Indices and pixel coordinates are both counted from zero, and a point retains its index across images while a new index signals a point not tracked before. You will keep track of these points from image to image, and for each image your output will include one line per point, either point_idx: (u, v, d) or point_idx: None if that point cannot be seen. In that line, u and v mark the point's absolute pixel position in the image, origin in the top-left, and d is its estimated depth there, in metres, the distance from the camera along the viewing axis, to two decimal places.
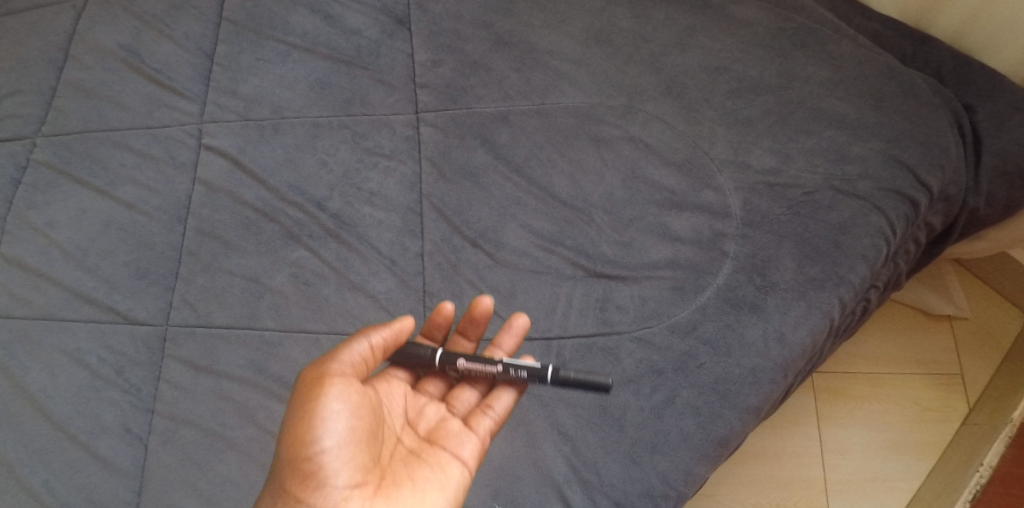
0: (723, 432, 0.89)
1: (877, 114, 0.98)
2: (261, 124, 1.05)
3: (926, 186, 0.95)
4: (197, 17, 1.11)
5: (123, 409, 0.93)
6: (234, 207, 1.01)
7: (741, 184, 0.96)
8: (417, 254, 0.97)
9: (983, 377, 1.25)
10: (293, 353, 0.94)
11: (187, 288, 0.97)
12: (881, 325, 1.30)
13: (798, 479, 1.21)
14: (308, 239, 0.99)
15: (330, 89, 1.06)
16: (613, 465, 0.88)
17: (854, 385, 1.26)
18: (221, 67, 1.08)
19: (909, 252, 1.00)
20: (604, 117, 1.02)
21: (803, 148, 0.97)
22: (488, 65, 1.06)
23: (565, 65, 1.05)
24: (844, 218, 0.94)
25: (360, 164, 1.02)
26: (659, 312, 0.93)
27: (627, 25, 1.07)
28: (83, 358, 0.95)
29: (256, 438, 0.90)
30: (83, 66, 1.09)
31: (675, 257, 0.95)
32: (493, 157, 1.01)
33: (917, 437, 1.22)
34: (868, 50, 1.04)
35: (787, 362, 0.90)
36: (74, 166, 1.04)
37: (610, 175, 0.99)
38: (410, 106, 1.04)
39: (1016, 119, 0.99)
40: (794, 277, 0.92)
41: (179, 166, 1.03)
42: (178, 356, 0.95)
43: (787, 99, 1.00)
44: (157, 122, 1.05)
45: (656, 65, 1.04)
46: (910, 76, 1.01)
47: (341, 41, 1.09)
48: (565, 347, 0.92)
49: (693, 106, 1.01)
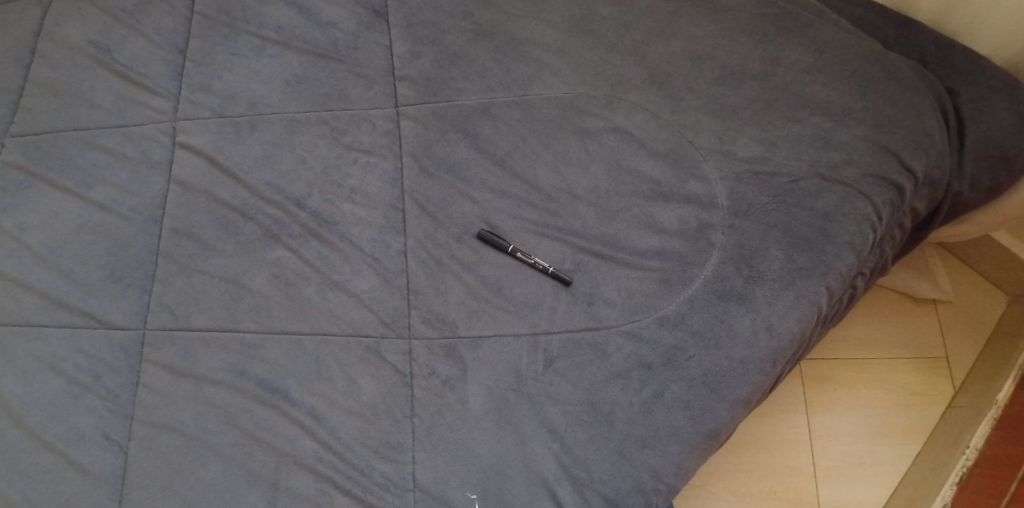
0: (713, 425, 0.89)
1: (862, 99, 0.97)
2: (236, 121, 1.02)
3: (911, 171, 0.94)
4: (168, 10, 1.08)
5: (102, 416, 0.91)
6: (211, 207, 0.99)
7: (727, 174, 0.96)
8: (400, 252, 0.96)
9: (968, 358, 1.26)
10: (274, 355, 0.93)
11: (165, 291, 0.95)
12: (867, 308, 1.31)
13: (788, 465, 1.22)
14: (288, 238, 0.97)
15: (307, 84, 1.04)
16: (603, 461, 0.88)
17: (842, 369, 1.27)
18: (194, 62, 1.05)
19: (895, 238, 1.00)
20: (587, 108, 1.00)
21: (788, 136, 0.96)
22: (468, 57, 1.04)
23: (547, 55, 1.03)
24: (830, 205, 0.93)
25: (339, 160, 1.00)
26: (647, 306, 0.93)
27: (609, 13, 1.05)
28: (58, 364, 0.93)
29: (239, 443, 0.90)
30: (50, 63, 1.05)
31: (662, 249, 0.94)
32: (476, 151, 1.00)
33: (905, 420, 1.23)
34: (851, 34, 1.02)
35: (776, 353, 0.90)
36: (44, 167, 1.00)
37: (594, 167, 0.98)
38: (390, 99, 1.02)
39: (998, 101, 0.98)
40: (781, 267, 0.92)
41: (153, 165, 1.00)
42: (158, 361, 0.93)
43: (771, 86, 0.99)
44: (129, 120, 1.02)
45: (638, 53, 1.02)
46: (893, 60, 1.00)
47: (318, 34, 1.06)
48: (553, 343, 0.92)
49: (677, 95, 1.00)
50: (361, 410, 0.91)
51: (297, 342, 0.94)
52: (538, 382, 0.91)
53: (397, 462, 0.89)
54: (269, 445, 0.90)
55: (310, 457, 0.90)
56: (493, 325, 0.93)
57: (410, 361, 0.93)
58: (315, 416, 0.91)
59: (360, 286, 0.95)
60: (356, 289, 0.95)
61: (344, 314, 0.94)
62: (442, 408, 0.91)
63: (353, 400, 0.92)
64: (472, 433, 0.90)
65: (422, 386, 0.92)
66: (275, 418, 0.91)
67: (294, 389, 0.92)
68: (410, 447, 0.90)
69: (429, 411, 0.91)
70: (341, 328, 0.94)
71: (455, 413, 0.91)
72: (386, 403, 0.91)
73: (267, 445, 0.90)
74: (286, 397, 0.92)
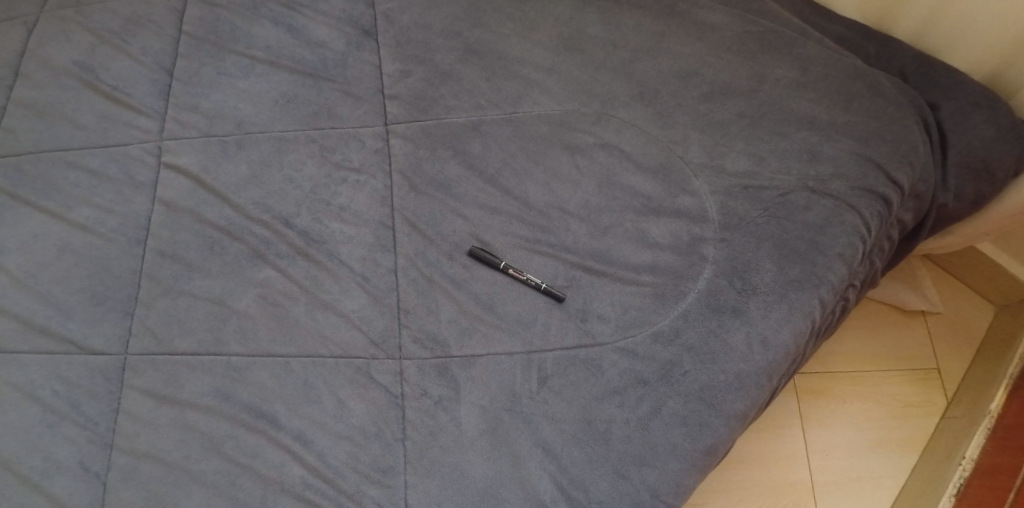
0: (711, 440, 0.88)
1: (846, 114, 0.99)
2: (224, 140, 1.01)
3: (897, 183, 0.96)
4: (155, 31, 1.07)
5: (80, 445, 0.88)
6: (197, 227, 0.97)
7: (717, 188, 0.96)
8: (390, 270, 0.95)
9: (959, 371, 1.26)
10: (261, 378, 0.91)
11: (148, 313, 0.93)
12: (857, 325, 1.31)
13: (785, 483, 1.20)
14: (276, 258, 0.95)
15: (295, 103, 1.03)
16: (600, 481, 0.86)
17: (834, 385, 1.27)
18: (181, 82, 1.04)
19: (884, 250, 1.01)
20: (577, 124, 1.01)
21: (776, 150, 0.97)
22: (457, 75, 1.04)
23: (536, 73, 1.04)
24: (821, 217, 0.94)
25: (328, 179, 0.99)
26: (641, 320, 0.92)
27: (596, 32, 1.06)
28: (34, 392, 0.90)
29: (224, 471, 0.87)
30: (33, 84, 1.04)
31: (655, 263, 0.94)
32: (466, 168, 0.99)
33: (898, 435, 1.22)
34: (834, 52, 1.04)
35: (771, 365, 0.90)
36: (25, 188, 0.98)
37: (585, 182, 0.98)
38: (379, 118, 1.02)
39: (978, 115, 1.00)
40: (774, 279, 0.92)
41: (137, 185, 0.99)
42: (139, 386, 0.90)
43: (758, 101, 1.00)
44: (114, 140, 1.01)
45: (627, 71, 1.03)
46: (875, 76, 1.02)
47: (306, 54, 1.06)
48: (547, 361, 0.91)
49: (665, 111, 1.00)
50: (351, 433, 0.89)
51: (285, 364, 0.91)
52: (532, 401, 0.89)
53: (388, 487, 0.87)
54: (255, 473, 0.87)
55: (298, 484, 0.87)
56: (485, 343, 0.92)
57: (401, 382, 0.90)
58: (303, 441, 0.88)
59: (349, 306, 0.93)
60: (345, 309, 0.93)
61: (333, 334, 0.92)
62: (434, 430, 0.89)
63: (343, 423, 0.89)
64: (466, 456, 0.87)
65: (413, 407, 0.89)
66: (262, 443, 0.88)
67: (282, 414, 0.89)
68: (402, 471, 0.87)
69: (421, 433, 0.88)
70: (331, 350, 0.92)
71: (448, 434, 0.88)
72: (377, 426, 0.89)
73: (253, 472, 0.87)
74: (274, 422, 0.89)
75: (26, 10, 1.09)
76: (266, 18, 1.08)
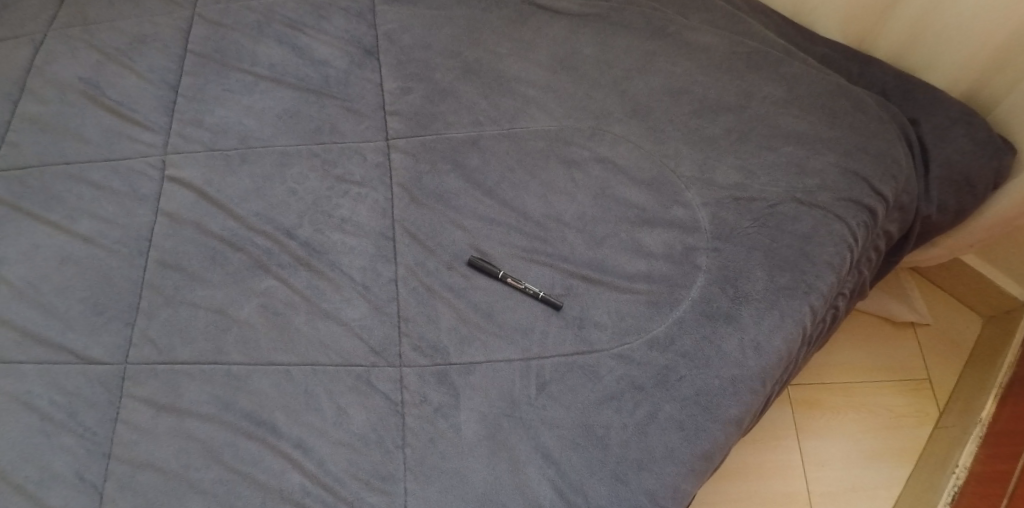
0: (708, 445, 0.89)
1: (831, 129, 1.03)
2: (227, 155, 1.03)
3: (881, 194, 0.99)
4: (161, 49, 1.10)
5: (77, 455, 0.87)
6: (200, 239, 0.98)
7: (709, 199, 0.99)
8: (390, 279, 0.96)
9: (948, 382, 1.29)
10: (261, 386, 0.91)
11: (149, 323, 0.93)
12: (848, 338, 1.33)
13: (783, 494, 1.22)
14: (277, 268, 0.97)
15: (298, 118, 1.06)
16: (599, 485, 0.87)
17: (828, 396, 1.29)
18: (186, 98, 1.07)
19: (871, 260, 1.04)
20: (572, 139, 1.04)
21: (765, 163, 1.01)
22: (456, 92, 1.08)
23: (533, 91, 1.07)
24: (809, 227, 0.97)
25: (330, 191, 1.01)
26: (637, 328, 0.94)
27: (591, 51, 1.10)
28: (32, 403, 0.90)
29: (222, 479, 0.87)
30: (39, 100, 1.06)
31: (651, 271, 0.96)
32: (465, 181, 1.02)
33: (891, 446, 1.25)
34: (819, 71, 1.08)
35: (765, 370, 0.92)
36: (29, 200, 1.00)
37: (580, 194, 1.01)
38: (380, 133, 1.05)
39: (956, 130, 1.05)
40: (766, 286, 0.94)
41: (141, 198, 1.00)
42: (138, 395, 0.90)
43: (747, 117, 1.04)
44: (118, 154, 1.03)
45: (621, 88, 1.07)
46: (858, 93, 1.06)
47: (310, 72, 1.09)
48: (545, 367, 0.92)
49: (659, 126, 1.04)
50: (350, 441, 0.89)
51: (285, 372, 0.92)
52: (531, 406, 0.90)
53: (387, 494, 0.87)
54: (253, 481, 0.87)
55: (297, 491, 0.87)
56: (484, 350, 0.93)
57: (402, 389, 0.91)
58: (303, 448, 0.89)
59: (350, 315, 0.94)
60: (346, 318, 0.94)
61: (334, 342, 0.93)
62: (433, 436, 0.89)
63: (343, 430, 0.90)
64: (465, 462, 0.88)
65: (413, 414, 0.90)
66: (261, 451, 0.88)
67: (282, 422, 0.90)
68: (402, 478, 0.88)
69: (421, 440, 0.89)
70: (331, 358, 0.93)
71: (447, 440, 0.89)
72: (377, 433, 0.90)
73: (251, 480, 0.87)
74: (273, 430, 0.89)
75: (34, 29, 1.11)
76: (270, 37, 1.12)
